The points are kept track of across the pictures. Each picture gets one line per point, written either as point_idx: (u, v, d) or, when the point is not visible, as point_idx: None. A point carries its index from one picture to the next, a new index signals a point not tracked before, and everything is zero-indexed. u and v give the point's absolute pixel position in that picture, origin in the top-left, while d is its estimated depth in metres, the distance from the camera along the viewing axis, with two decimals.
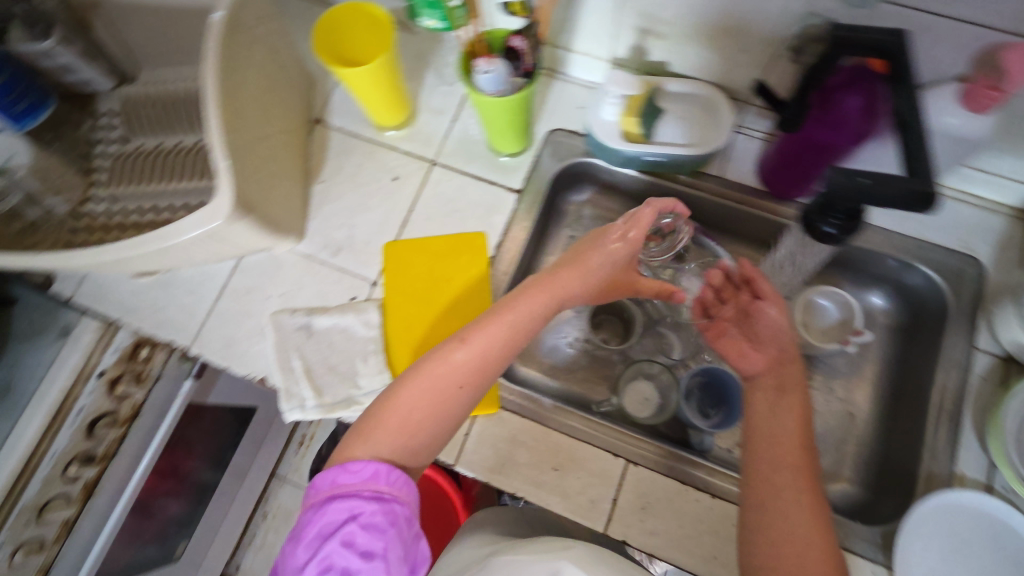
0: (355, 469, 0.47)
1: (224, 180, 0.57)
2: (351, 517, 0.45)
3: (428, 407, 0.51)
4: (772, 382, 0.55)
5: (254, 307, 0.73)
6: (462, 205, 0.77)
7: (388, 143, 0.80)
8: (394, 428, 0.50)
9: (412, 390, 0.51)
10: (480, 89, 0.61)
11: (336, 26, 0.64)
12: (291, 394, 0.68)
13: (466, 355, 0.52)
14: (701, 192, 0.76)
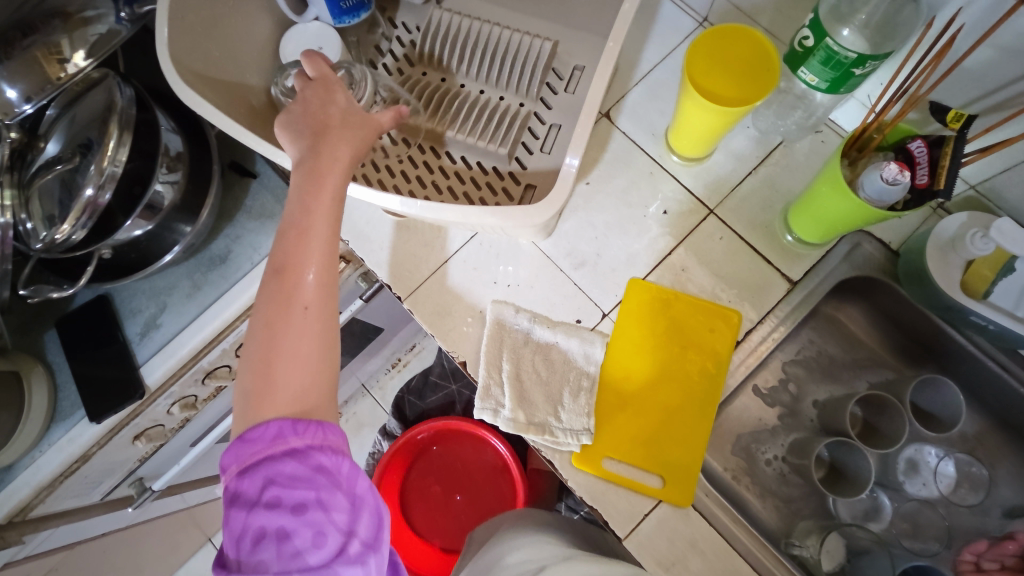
0: (256, 434, 0.45)
1: (558, 192, 0.55)
2: (268, 480, 0.44)
3: (282, 346, 0.49)
4: None
5: (478, 286, 0.69)
6: (724, 270, 0.69)
7: (670, 170, 0.72)
8: (280, 379, 0.48)
9: (289, 327, 0.49)
10: (861, 192, 0.51)
11: (717, 52, 0.56)
12: (489, 394, 0.64)
13: (299, 289, 0.50)
14: (1000, 371, 0.65)
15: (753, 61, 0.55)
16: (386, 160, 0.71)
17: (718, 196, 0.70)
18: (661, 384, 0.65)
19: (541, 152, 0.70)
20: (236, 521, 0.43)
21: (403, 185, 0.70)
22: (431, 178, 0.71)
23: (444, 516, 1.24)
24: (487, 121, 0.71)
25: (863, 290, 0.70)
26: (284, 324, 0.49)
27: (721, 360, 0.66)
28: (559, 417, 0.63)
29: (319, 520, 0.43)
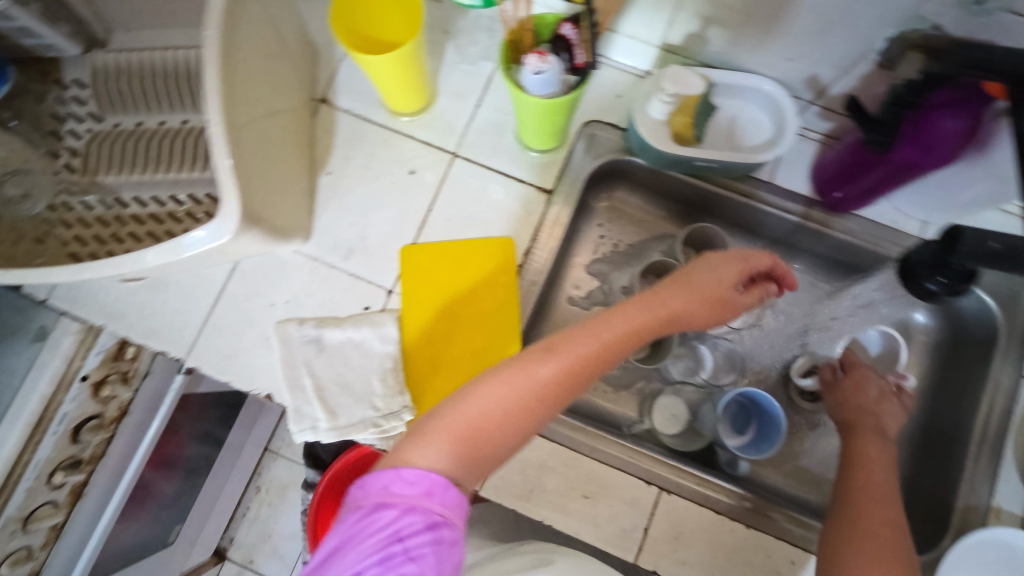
0: (412, 478, 0.39)
1: (230, 192, 0.50)
2: (396, 537, 0.37)
3: (480, 411, 0.43)
4: (871, 426, 0.61)
5: (256, 315, 0.66)
6: (485, 205, 0.69)
7: (403, 131, 0.71)
8: (461, 434, 0.42)
9: (485, 395, 0.44)
10: (530, 90, 0.52)
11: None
12: (301, 415, 0.62)
13: (536, 364, 0.45)
14: (746, 198, 0.70)
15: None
16: (105, 227, 0.65)
17: (455, 139, 0.71)
18: (462, 332, 0.66)
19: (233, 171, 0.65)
20: None
21: (127, 248, 0.64)
22: (144, 229, 0.65)
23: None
24: (192, 150, 0.66)
25: (618, 173, 0.74)
26: (511, 384, 0.44)
27: (509, 288, 0.67)
28: (377, 407, 0.62)
29: None
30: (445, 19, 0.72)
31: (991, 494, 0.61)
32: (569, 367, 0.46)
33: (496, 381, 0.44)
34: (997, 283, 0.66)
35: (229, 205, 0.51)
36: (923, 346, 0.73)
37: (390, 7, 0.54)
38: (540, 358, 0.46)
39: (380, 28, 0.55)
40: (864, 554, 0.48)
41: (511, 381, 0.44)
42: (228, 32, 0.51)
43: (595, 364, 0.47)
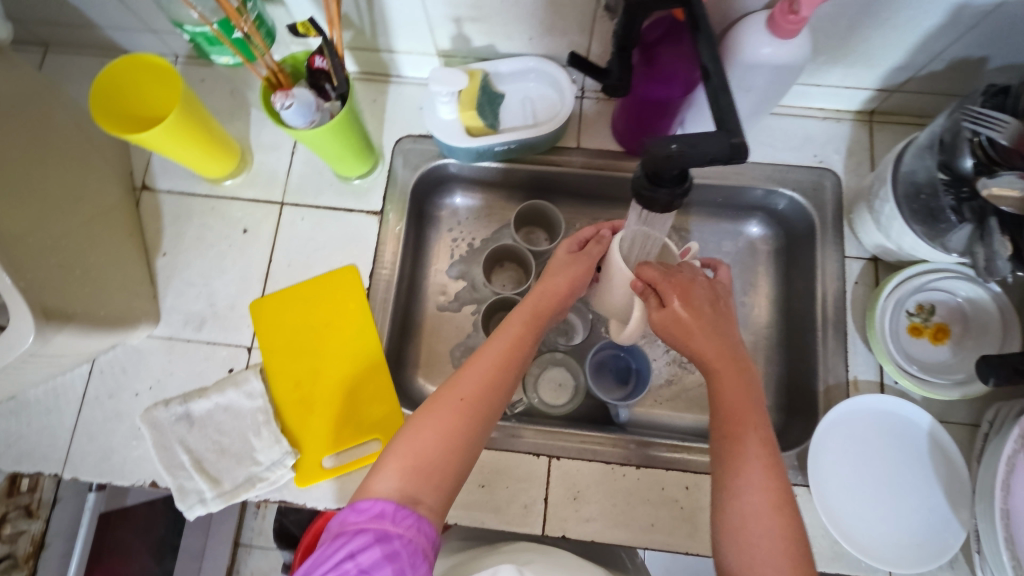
0: (361, 507, 0.43)
1: (13, 296, 0.51)
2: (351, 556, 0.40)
3: (414, 440, 0.47)
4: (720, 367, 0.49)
5: (123, 409, 0.66)
6: (322, 241, 0.72)
7: (228, 194, 0.73)
8: (404, 461, 0.46)
9: (416, 426, 0.48)
10: (292, 124, 0.56)
11: (125, 84, 0.60)
12: (185, 491, 0.62)
13: (461, 389, 0.50)
14: (562, 167, 0.74)
15: (154, 69, 0.60)
16: None
17: (279, 189, 0.73)
18: (326, 366, 0.67)
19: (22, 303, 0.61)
20: None
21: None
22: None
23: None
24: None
25: (445, 178, 0.77)
26: (439, 411, 0.48)
27: (363, 312, 0.69)
28: (259, 461, 0.63)
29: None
30: (242, 82, 0.75)
31: (847, 369, 0.65)
32: (482, 382, 0.50)
33: (433, 413, 0.48)
34: (801, 179, 0.71)
35: (16, 308, 0.51)
36: (767, 254, 0.76)
37: (148, 79, 0.60)
38: (457, 381, 0.50)
39: (139, 108, 0.62)
40: (750, 478, 0.44)
41: (442, 412, 0.48)
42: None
43: (491, 380, 0.50)
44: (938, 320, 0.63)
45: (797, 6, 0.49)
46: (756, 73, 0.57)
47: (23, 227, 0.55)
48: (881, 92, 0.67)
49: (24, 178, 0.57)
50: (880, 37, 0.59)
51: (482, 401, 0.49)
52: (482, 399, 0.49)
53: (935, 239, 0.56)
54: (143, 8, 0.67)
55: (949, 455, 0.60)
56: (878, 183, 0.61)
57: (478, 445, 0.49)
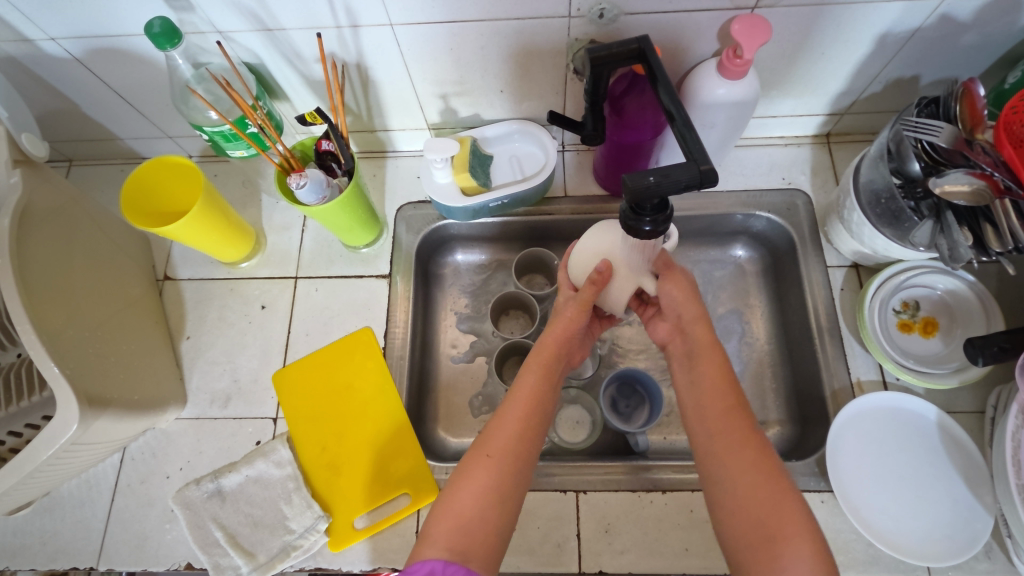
0: (413, 570, 0.44)
1: (60, 386, 0.55)
2: None
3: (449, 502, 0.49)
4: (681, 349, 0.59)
5: (156, 493, 0.68)
6: (336, 309, 0.76)
7: (245, 275, 0.78)
8: (444, 522, 0.47)
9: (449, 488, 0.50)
10: (306, 202, 0.62)
11: (146, 184, 0.66)
12: (221, 567, 0.62)
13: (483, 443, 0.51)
14: (553, 215, 0.79)
15: (176, 165, 0.66)
16: None
17: (292, 265, 0.78)
18: (350, 428, 0.69)
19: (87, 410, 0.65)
20: None
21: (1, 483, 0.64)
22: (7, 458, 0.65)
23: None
24: (31, 378, 0.68)
25: (445, 238, 0.83)
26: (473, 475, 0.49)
27: (381, 371, 0.72)
28: (292, 529, 0.64)
29: None
30: (251, 172, 0.82)
31: (849, 372, 0.67)
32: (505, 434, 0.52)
33: (467, 474, 0.50)
34: (774, 201, 0.76)
35: (62, 398, 0.55)
36: (756, 274, 0.81)
37: (172, 175, 0.66)
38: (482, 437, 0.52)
39: (163, 204, 0.68)
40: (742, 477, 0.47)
41: (479, 472, 0.49)
42: (19, 248, 0.58)
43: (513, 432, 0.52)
44: (925, 314, 0.66)
45: (741, 50, 0.56)
46: (716, 111, 0.64)
47: (64, 323, 0.59)
48: (832, 116, 0.75)
49: (63, 276, 0.62)
50: (820, 69, 0.66)
51: (514, 457, 0.50)
52: (511, 450, 0.51)
53: (904, 239, 0.61)
54: (161, 119, 0.75)
55: (962, 444, 0.62)
56: (843, 196, 0.66)
57: (521, 492, 0.50)
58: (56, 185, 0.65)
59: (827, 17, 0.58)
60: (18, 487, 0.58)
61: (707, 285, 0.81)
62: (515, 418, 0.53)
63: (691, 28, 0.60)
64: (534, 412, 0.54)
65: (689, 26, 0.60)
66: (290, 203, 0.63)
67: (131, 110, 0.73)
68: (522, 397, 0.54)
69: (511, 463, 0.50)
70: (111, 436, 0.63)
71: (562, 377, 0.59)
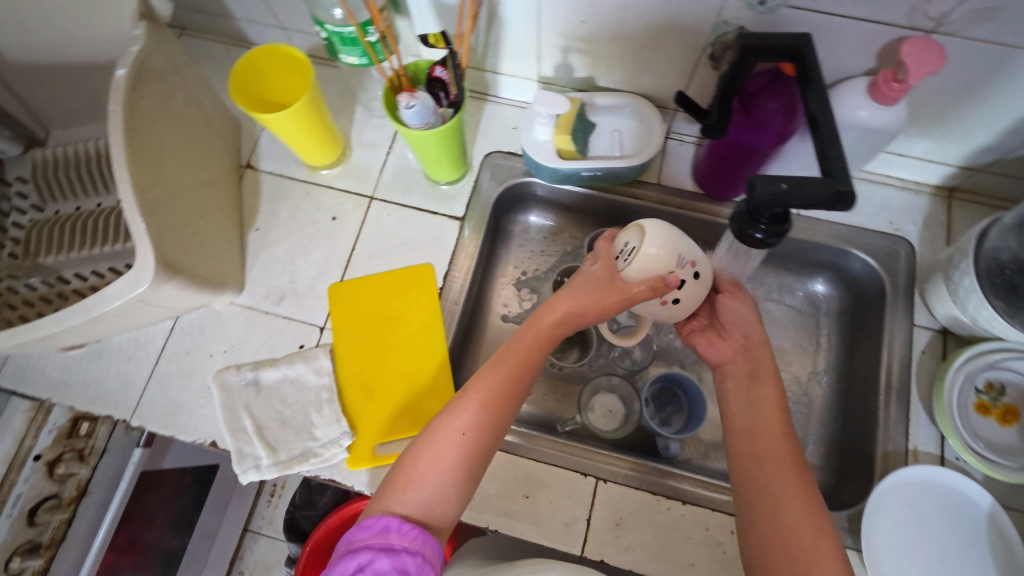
0: (366, 523, 0.44)
1: (141, 241, 0.56)
2: (360, 569, 0.41)
3: (415, 467, 0.49)
4: (742, 370, 0.59)
5: (197, 367, 0.70)
6: (403, 239, 0.75)
7: (323, 182, 0.78)
8: (406, 487, 0.48)
9: (416, 453, 0.50)
10: (407, 123, 0.61)
11: (258, 67, 0.65)
12: (244, 455, 0.64)
13: (454, 414, 0.51)
14: (639, 199, 0.76)
15: (290, 74, 0.66)
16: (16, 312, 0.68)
17: (371, 183, 0.78)
18: (391, 357, 0.69)
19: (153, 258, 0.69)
20: None
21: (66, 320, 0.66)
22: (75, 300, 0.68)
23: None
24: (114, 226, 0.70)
25: (525, 196, 0.81)
26: (437, 439, 0.50)
27: (434, 310, 0.71)
28: (316, 437, 0.65)
29: None
30: (353, 83, 0.81)
31: (907, 437, 0.64)
32: (479, 406, 0.51)
33: (431, 441, 0.50)
34: (876, 243, 0.72)
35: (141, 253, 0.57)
36: (830, 313, 0.77)
37: (279, 79, 0.67)
38: (459, 404, 0.52)
39: (270, 91, 0.68)
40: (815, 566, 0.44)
41: (441, 439, 0.50)
42: (132, 99, 0.58)
43: (490, 409, 0.51)
44: (1008, 401, 0.62)
45: (903, 73, 0.51)
46: (849, 131, 0.60)
47: (155, 182, 0.60)
48: (964, 170, 0.69)
49: (162, 138, 0.63)
50: (974, 116, 0.61)
51: (483, 431, 0.51)
52: (483, 427, 0.51)
53: (1014, 317, 0.57)
54: (281, 7, 0.74)
55: (1010, 542, 0.58)
56: (958, 256, 0.62)
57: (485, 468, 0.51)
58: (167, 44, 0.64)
59: (1005, 61, 0.53)
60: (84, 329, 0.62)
61: (776, 311, 0.78)
62: (488, 390, 0.52)
63: (852, 38, 0.56)
64: (515, 382, 0.53)
65: (850, 36, 0.55)
66: (391, 120, 0.62)
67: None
68: (503, 364, 0.54)
69: (475, 429, 0.50)
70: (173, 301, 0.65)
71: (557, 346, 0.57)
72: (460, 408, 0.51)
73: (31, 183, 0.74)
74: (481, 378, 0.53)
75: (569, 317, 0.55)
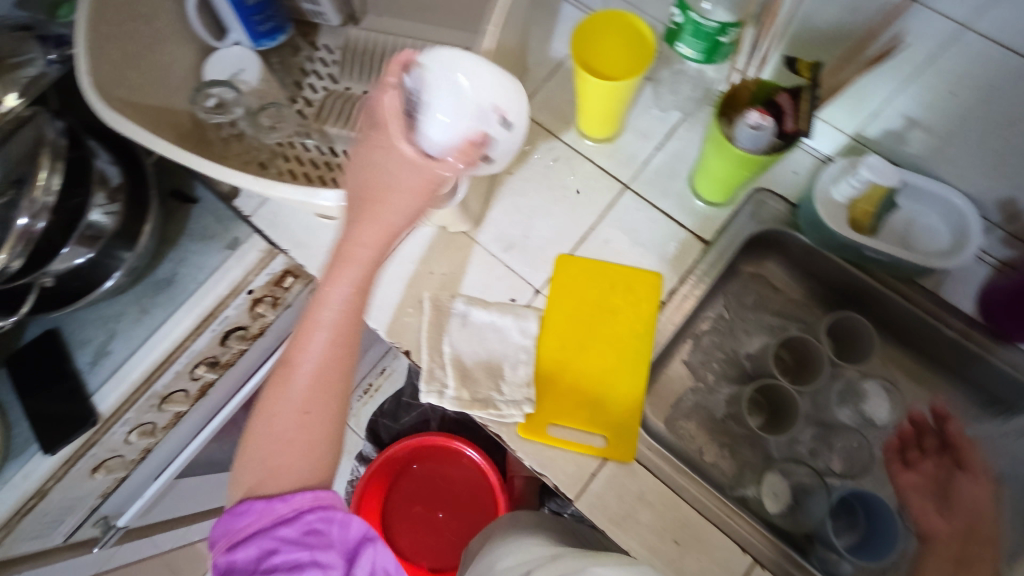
0: (241, 512, 0.52)
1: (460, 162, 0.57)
2: (268, 552, 0.50)
3: (280, 428, 0.54)
4: (950, 554, 0.57)
5: (415, 278, 0.73)
6: (642, 238, 0.73)
7: (585, 152, 0.77)
8: (265, 465, 0.53)
9: (277, 422, 0.53)
10: (735, 141, 0.57)
11: (596, 28, 0.61)
12: (433, 377, 0.67)
13: (292, 395, 0.54)
14: (905, 300, 0.69)
15: (632, 58, 0.60)
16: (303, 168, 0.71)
17: (631, 170, 0.75)
18: (592, 347, 0.68)
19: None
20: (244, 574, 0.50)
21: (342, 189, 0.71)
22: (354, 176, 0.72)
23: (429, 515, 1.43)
24: None
25: (775, 244, 0.74)
26: (278, 406, 0.54)
27: (649, 320, 0.69)
28: (502, 391, 0.66)
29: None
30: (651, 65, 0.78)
31: None
32: (307, 380, 0.54)
33: (281, 412, 0.54)
34: None
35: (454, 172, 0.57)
36: None
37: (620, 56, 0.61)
38: (295, 379, 0.54)
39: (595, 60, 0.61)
40: None
41: (298, 413, 0.54)
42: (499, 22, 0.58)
43: (320, 385, 0.54)
44: None
45: None
46: None
47: None
48: None
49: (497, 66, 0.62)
50: None
51: (313, 408, 0.54)
52: (305, 408, 0.54)
53: None
54: None
55: None
56: None
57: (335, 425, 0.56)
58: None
59: None
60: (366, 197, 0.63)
61: None
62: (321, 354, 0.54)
63: None
64: (359, 280, 0.54)
65: None
66: (716, 133, 0.58)
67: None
68: (322, 316, 0.54)
69: (306, 399, 0.54)
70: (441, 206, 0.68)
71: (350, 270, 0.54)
72: (302, 377, 0.54)
73: (340, 58, 0.81)
74: (302, 344, 0.54)
75: (380, 227, 0.52)
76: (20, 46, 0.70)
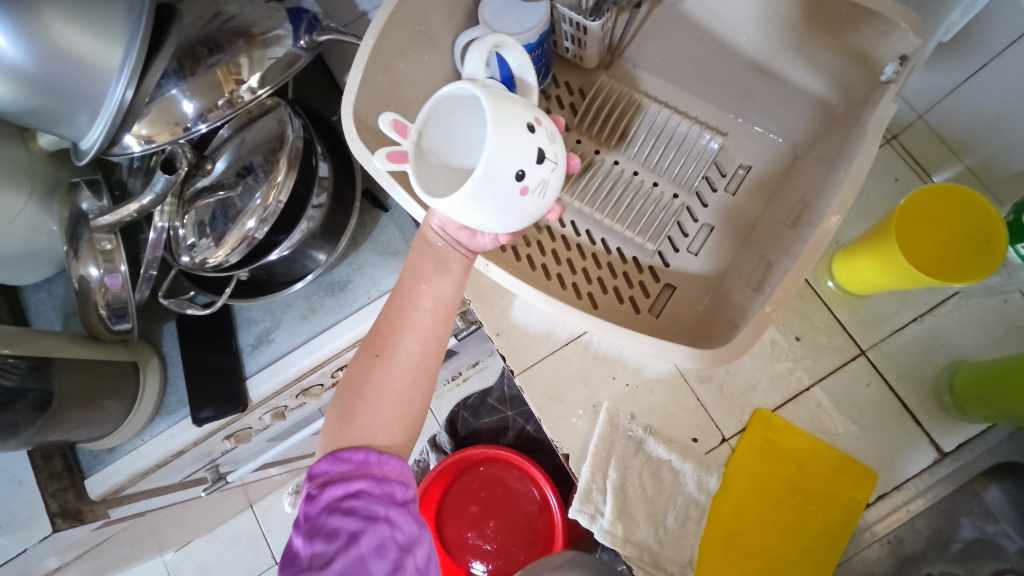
0: (346, 457, 0.53)
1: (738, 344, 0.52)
2: (354, 497, 0.51)
3: (367, 385, 0.55)
4: None
5: (596, 380, 0.66)
6: (865, 421, 0.63)
7: (822, 296, 0.67)
8: (354, 418, 0.54)
9: (366, 382, 0.55)
10: None
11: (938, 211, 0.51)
12: (589, 498, 0.61)
13: (378, 346, 0.56)
14: None
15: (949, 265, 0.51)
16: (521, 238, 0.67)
17: (873, 336, 0.65)
18: (770, 530, 0.61)
19: (687, 251, 0.67)
20: (329, 515, 0.50)
21: (553, 266, 0.66)
22: (567, 254, 0.67)
23: (469, 534, 1.26)
24: (662, 220, 0.67)
25: (1013, 475, 0.63)
26: (361, 380, 0.56)
27: (845, 522, 0.60)
28: (661, 543, 0.60)
29: (383, 546, 0.50)
30: None
31: None
32: (395, 340, 0.56)
33: (359, 368, 0.56)
34: None
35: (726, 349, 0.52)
36: None
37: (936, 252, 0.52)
38: (376, 344, 0.56)
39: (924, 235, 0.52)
40: None
41: (367, 365, 0.56)
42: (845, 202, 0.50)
43: (391, 346, 0.56)
44: None
45: None
46: None
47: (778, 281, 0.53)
48: None
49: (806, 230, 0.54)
50: None
51: (400, 371, 0.56)
52: (391, 365, 0.56)
53: None
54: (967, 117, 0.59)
55: None
56: None
57: (406, 403, 0.56)
58: (885, 122, 0.51)
59: None
60: (552, 189, 0.48)
61: None
62: (400, 318, 0.57)
63: None
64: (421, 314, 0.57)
65: None
66: None
67: (978, 81, 0.58)
68: (409, 321, 0.56)
69: (398, 363, 0.56)
70: (655, 319, 0.65)
71: (442, 279, 0.57)
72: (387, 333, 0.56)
73: (580, 102, 0.72)
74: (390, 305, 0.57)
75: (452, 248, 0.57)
76: (279, 21, 0.67)
